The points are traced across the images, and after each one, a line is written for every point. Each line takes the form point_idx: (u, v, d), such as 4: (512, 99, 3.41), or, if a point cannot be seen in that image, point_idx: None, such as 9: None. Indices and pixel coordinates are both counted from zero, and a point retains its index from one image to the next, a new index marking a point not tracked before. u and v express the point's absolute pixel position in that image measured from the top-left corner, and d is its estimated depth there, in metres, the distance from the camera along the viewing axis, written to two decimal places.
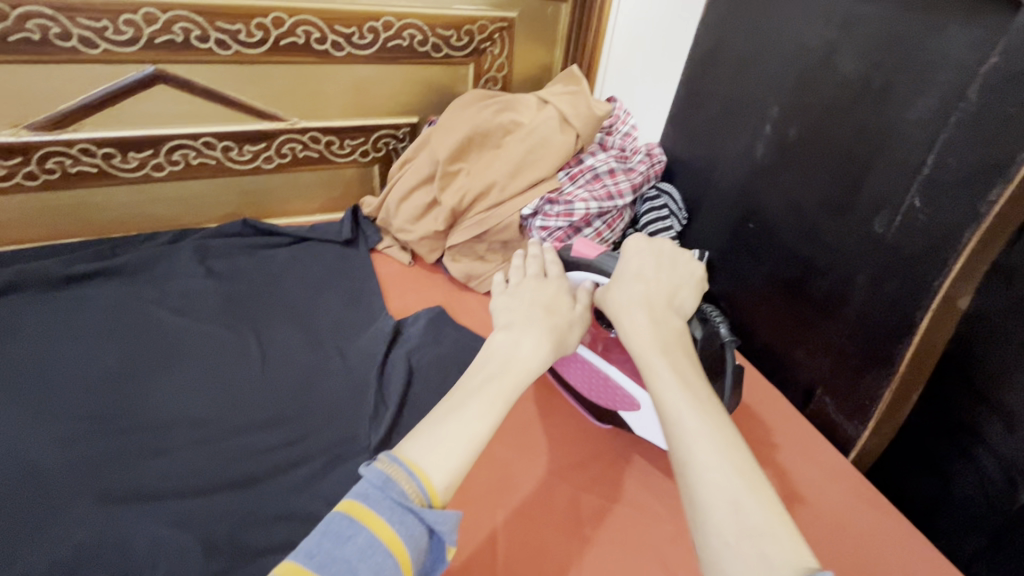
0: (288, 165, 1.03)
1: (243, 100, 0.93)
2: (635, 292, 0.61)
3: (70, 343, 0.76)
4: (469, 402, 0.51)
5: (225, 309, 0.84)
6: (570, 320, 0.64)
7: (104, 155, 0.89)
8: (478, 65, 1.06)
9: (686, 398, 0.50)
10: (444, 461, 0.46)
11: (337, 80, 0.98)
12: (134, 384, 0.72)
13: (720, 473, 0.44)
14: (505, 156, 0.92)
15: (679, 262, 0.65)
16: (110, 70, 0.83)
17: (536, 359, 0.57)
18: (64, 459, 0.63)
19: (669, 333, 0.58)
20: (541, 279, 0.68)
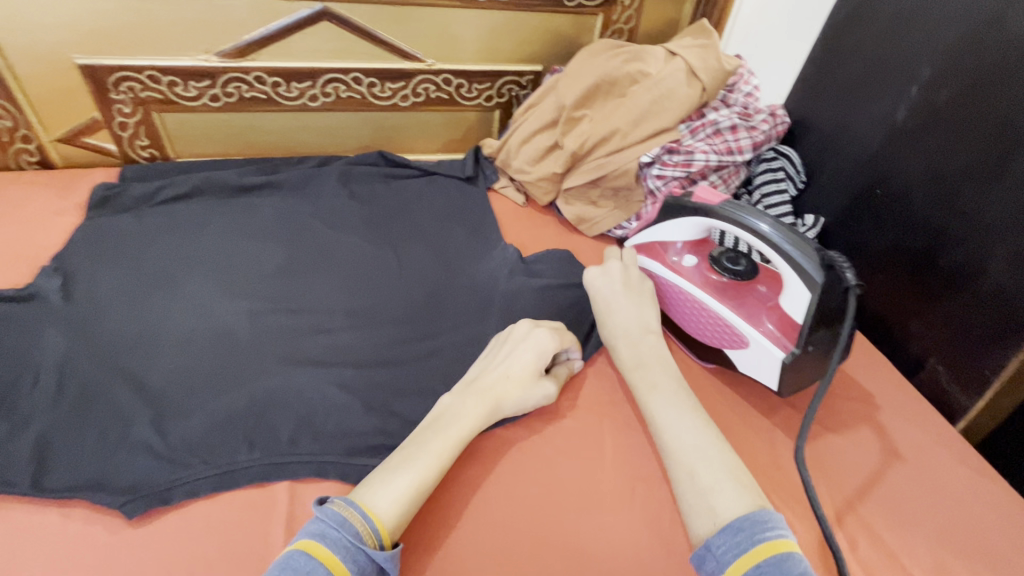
0: (421, 104, 1.11)
1: (391, 40, 1.02)
2: (622, 317, 0.76)
3: (245, 239, 0.90)
4: (427, 446, 0.62)
5: (365, 227, 0.95)
6: (519, 387, 0.69)
7: (272, 84, 1.02)
8: (607, 16, 1.08)
9: (663, 395, 0.67)
10: (390, 496, 0.57)
11: (474, 24, 1.04)
12: (297, 279, 0.85)
13: (683, 453, 0.61)
14: (629, 105, 0.94)
15: (631, 290, 0.79)
16: (286, 6, 0.94)
17: (467, 424, 0.65)
18: (248, 328, 0.77)
19: (651, 344, 0.74)
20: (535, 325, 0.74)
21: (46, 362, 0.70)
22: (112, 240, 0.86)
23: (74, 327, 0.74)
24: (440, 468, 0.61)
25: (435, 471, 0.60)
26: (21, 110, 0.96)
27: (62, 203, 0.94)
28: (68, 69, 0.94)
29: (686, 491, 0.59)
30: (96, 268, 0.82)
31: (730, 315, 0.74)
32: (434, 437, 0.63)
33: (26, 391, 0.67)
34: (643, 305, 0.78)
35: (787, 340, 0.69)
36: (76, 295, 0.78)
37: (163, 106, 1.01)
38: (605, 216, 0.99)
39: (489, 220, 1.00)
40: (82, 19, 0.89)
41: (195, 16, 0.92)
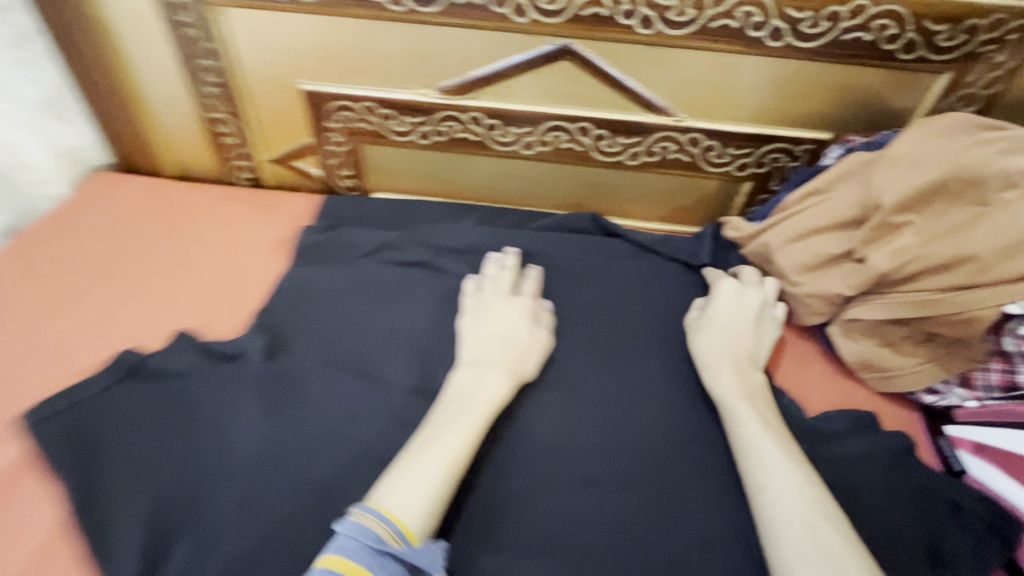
0: (652, 165, 0.90)
1: (638, 88, 0.81)
2: (714, 343, 0.70)
3: (427, 308, 0.76)
4: (452, 425, 0.58)
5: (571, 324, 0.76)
6: (530, 352, 0.68)
7: (488, 126, 0.88)
8: (957, 75, 0.75)
9: (761, 433, 0.60)
10: (416, 502, 0.51)
11: (752, 75, 0.78)
12: (483, 380, 0.69)
13: (798, 503, 0.53)
14: (1000, 222, 0.61)
15: (742, 326, 0.72)
16: (526, 41, 0.78)
17: (494, 393, 0.62)
18: (412, 442, 0.62)
19: (737, 375, 0.67)
20: (509, 298, 0.74)
21: (243, 456, 0.59)
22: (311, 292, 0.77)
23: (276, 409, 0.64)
24: (465, 448, 0.56)
25: (460, 456, 0.56)
26: (246, 128, 0.94)
27: (262, 229, 0.91)
28: (294, 93, 0.89)
29: (796, 545, 0.50)
30: (303, 332, 0.72)
31: None
32: (462, 418, 0.59)
33: (219, 490, 0.57)
34: (745, 334, 0.72)
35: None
36: (283, 361, 0.68)
37: (373, 138, 0.93)
38: (910, 370, 0.68)
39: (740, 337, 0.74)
40: (317, 44, 0.83)
41: (426, 47, 0.81)
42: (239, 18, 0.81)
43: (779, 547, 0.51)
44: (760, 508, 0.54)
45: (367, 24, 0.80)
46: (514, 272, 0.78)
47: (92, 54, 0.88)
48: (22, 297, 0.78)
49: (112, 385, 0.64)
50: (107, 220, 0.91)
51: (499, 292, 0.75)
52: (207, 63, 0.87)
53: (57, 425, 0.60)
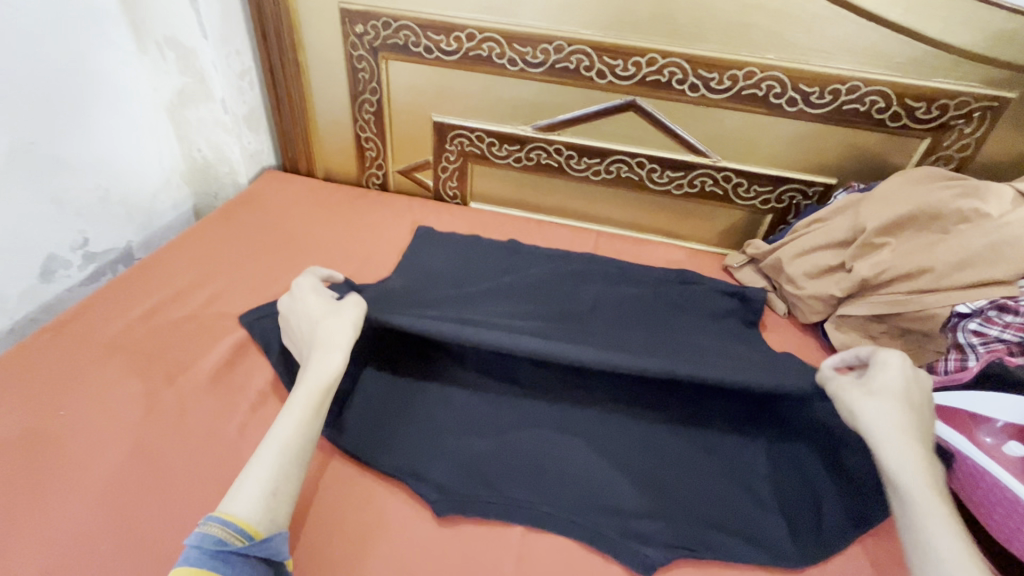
0: (692, 195, 1.15)
1: (685, 134, 1.07)
2: (891, 417, 0.59)
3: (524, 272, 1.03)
4: (288, 406, 0.63)
5: (614, 308, 0.98)
6: (337, 321, 0.72)
7: (567, 156, 1.16)
8: (935, 141, 0.98)
9: (947, 548, 0.51)
10: (247, 497, 0.55)
11: (773, 131, 1.03)
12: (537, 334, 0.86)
13: None
14: (952, 244, 0.81)
15: (913, 399, 0.61)
16: (602, 96, 1.07)
17: (320, 375, 0.66)
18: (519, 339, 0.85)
19: (918, 459, 0.56)
20: (313, 288, 0.78)
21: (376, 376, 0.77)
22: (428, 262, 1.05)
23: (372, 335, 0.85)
24: (303, 428, 0.62)
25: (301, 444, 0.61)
26: (385, 146, 1.26)
27: (390, 220, 1.21)
28: (426, 122, 1.21)
29: None
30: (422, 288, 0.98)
31: None
32: (299, 396, 0.64)
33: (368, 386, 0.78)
34: (925, 415, 0.61)
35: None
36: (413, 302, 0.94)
37: (478, 159, 1.23)
38: (891, 356, 0.88)
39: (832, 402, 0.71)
40: (450, 89, 1.14)
41: (529, 95, 1.11)
42: (399, 68, 1.14)
43: None
44: None
45: (488, 77, 1.11)
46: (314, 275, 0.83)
47: (287, 85, 1.24)
48: (226, 250, 1.09)
49: None
50: (281, 208, 1.23)
51: (303, 289, 0.78)
52: (368, 97, 1.20)
53: (266, 321, 0.88)
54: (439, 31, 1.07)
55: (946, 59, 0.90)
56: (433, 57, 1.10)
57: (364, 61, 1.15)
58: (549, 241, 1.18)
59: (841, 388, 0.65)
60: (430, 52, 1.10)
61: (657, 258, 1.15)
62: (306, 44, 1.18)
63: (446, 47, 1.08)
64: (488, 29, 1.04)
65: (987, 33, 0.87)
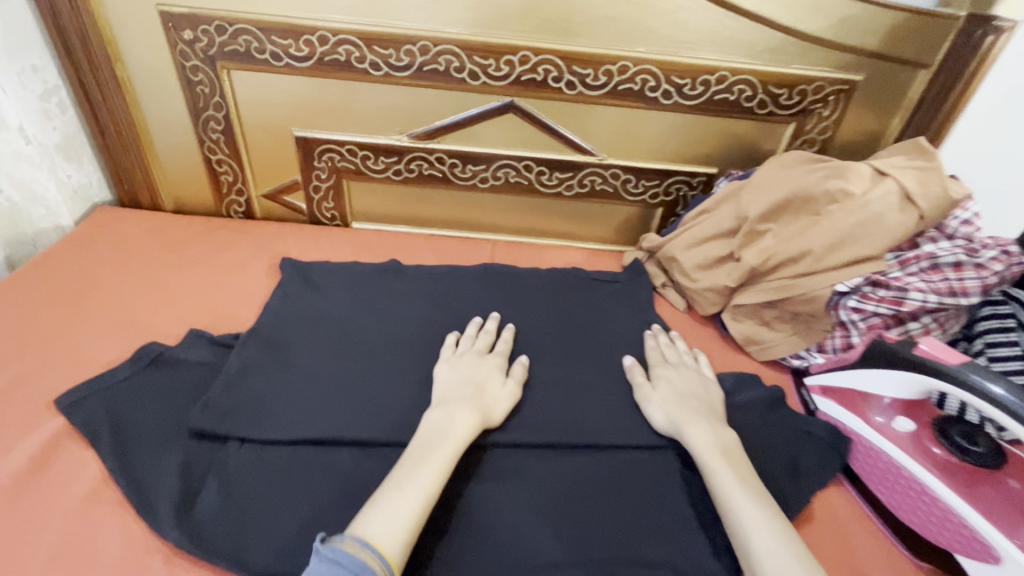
0: (584, 195, 1.11)
1: (568, 133, 1.03)
2: (676, 412, 0.74)
3: (412, 302, 0.94)
4: (426, 462, 0.64)
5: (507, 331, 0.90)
6: (497, 396, 0.75)
7: (450, 165, 1.08)
8: (800, 125, 1.01)
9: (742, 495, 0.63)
10: (390, 529, 0.56)
11: (652, 125, 1.02)
12: (426, 379, 0.79)
13: (780, 559, 0.57)
14: (827, 227, 0.84)
15: (697, 395, 0.77)
16: (478, 98, 1.00)
17: (466, 430, 0.69)
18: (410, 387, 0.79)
19: (708, 433, 0.70)
20: (480, 358, 0.80)
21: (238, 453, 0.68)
22: (301, 298, 0.92)
23: (231, 398, 0.73)
24: (440, 477, 0.63)
25: (432, 487, 0.61)
26: (242, 168, 1.11)
27: (256, 253, 1.05)
28: (286, 139, 1.06)
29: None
30: (293, 330, 0.85)
31: (980, 521, 0.59)
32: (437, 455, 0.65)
33: (233, 458, 0.67)
34: (708, 398, 0.77)
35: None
36: (284, 349, 0.81)
37: (353, 175, 1.11)
38: (779, 341, 0.89)
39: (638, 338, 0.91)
40: (308, 99, 1.01)
41: (399, 102, 1.01)
42: (245, 78, 0.99)
43: None
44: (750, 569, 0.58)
45: (351, 84, 0.99)
46: (487, 340, 0.85)
47: (110, 107, 1.04)
48: (41, 310, 0.88)
49: (133, 373, 0.75)
50: (117, 248, 1.02)
51: (473, 352, 0.81)
52: (212, 113, 1.04)
53: (94, 399, 0.71)
54: (285, 35, 0.94)
55: (800, 46, 0.93)
56: (282, 64, 0.97)
57: (200, 73, 0.99)
58: (442, 257, 1.09)
59: (645, 395, 0.78)
60: (278, 59, 0.96)
61: (556, 263, 1.11)
62: (126, 55, 0.99)
63: (296, 53, 0.96)
64: (342, 30, 0.93)
65: (831, 19, 0.90)
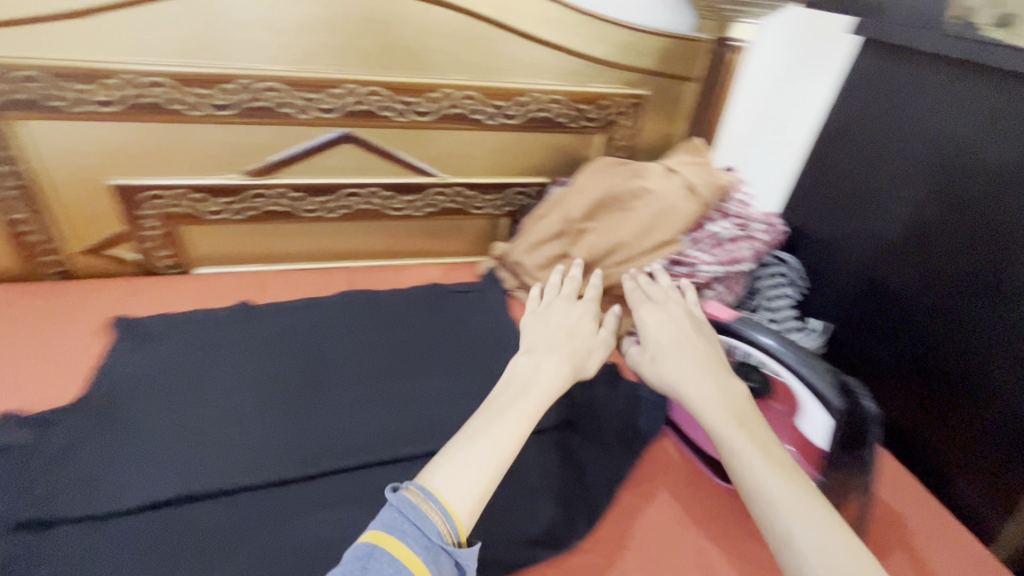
0: (433, 214, 1.18)
1: (407, 157, 1.09)
2: (671, 367, 0.74)
3: (265, 346, 0.93)
4: (503, 418, 0.65)
5: (365, 357, 0.95)
6: (600, 342, 0.84)
7: (293, 199, 1.08)
8: (607, 134, 1.17)
9: (759, 466, 0.60)
10: (462, 489, 0.57)
11: (483, 144, 1.12)
12: (284, 417, 0.81)
13: (800, 536, 0.54)
14: (634, 220, 0.99)
15: (694, 339, 0.77)
16: (312, 131, 1.02)
17: (551, 380, 0.73)
18: (268, 428, 0.80)
19: (716, 398, 0.68)
20: (570, 304, 0.90)
21: (74, 530, 0.64)
22: (138, 358, 0.87)
23: (58, 481, 0.68)
24: (517, 438, 0.64)
25: (505, 453, 0.62)
26: (51, 225, 1.00)
27: (80, 315, 0.96)
28: (101, 189, 0.99)
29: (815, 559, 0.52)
30: (130, 393, 0.81)
31: None
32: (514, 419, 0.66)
33: (65, 537, 0.63)
34: (711, 343, 0.77)
35: (809, 466, 0.70)
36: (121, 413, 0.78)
37: (188, 220, 1.06)
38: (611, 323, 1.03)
39: (494, 344, 1.01)
40: (121, 145, 0.96)
41: (227, 141, 0.99)
42: (40, 127, 0.91)
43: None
44: (779, 546, 0.55)
45: (171, 127, 0.96)
46: (580, 286, 0.94)
47: None
48: None
49: None
50: None
51: (563, 300, 0.90)
52: (1, 168, 0.93)
53: None
54: (84, 79, 0.88)
55: (594, 68, 1.08)
56: (84, 110, 0.91)
57: None
58: (298, 291, 1.08)
59: (641, 359, 0.79)
60: (79, 105, 0.90)
61: (416, 281, 1.16)
62: None
63: (100, 97, 0.90)
64: (151, 72, 0.90)
65: (613, 44, 1.07)
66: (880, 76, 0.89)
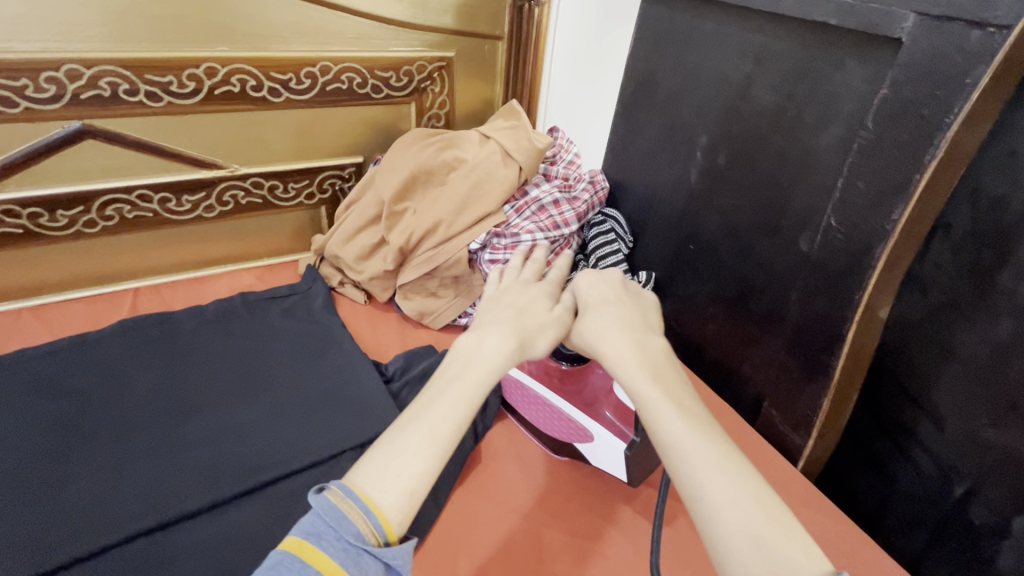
0: (231, 212, 1.01)
1: (179, 150, 0.91)
2: (597, 325, 0.60)
3: (7, 409, 0.74)
4: (444, 398, 0.54)
5: (150, 395, 0.79)
6: (544, 322, 0.63)
7: (30, 217, 0.86)
8: (420, 103, 1.08)
9: (675, 426, 0.50)
10: (395, 487, 0.48)
11: (274, 125, 0.97)
12: (34, 495, 0.66)
13: (736, 509, 0.44)
14: (450, 193, 0.93)
15: (609, 298, 0.64)
16: (32, 128, 0.81)
17: (497, 360, 0.57)
18: (8, 517, 0.63)
19: (632, 352, 0.57)
20: (529, 285, 0.69)
21: None
22: None
23: None
24: (461, 423, 0.53)
25: (442, 443, 0.51)
26: None
27: None
28: None
29: (737, 539, 0.43)
30: None
31: (574, 410, 0.69)
32: (456, 395, 0.54)
33: None
34: (624, 300, 0.64)
35: (626, 428, 0.66)
36: None
37: None
38: (444, 307, 0.96)
39: (314, 350, 0.89)
40: None
41: None
42: None
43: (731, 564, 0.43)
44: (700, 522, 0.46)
45: None
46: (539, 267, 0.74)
47: None
48: None
49: None
50: None
51: (522, 280, 0.71)
52: None
53: None
54: None
55: (388, 30, 0.98)
56: None
57: None
58: (58, 330, 0.88)
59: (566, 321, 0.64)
60: None
61: (223, 293, 1.00)
62: None
63: None
64: None
65: (404, 2, 0.97)
66: (666, 22, 0.89)
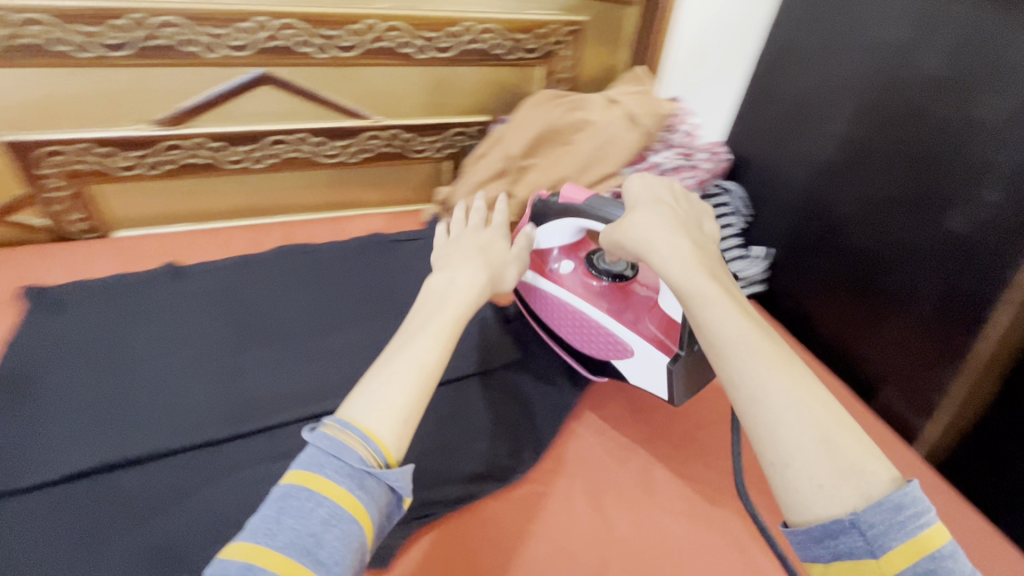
0: (370, 160, 1.11)
1: (336, 99, 1.02)
2: (648, 223, 0.59)
3: (193, 309, 0.88)
4: (422, 331, 0.55)
5: (303, 311, 0.91)
6: (506, 262, 0.69)
7: (213, 150, 1.00)
8: (548, 66, 1.12)
9: (732, 323, 0.49)
10: (388, 413, 0.48)
11: (416, 81, 1.05)
12: (218, 380, 0.78)
13: (790, 413, 0.43)
14: (575, 153, 0.97)
15: (665, 202, 0.62)
16: (224, 72, 0.93)
17: (472, 290, 0.61)
18: (201, 394, 0.76)
19: (687, 250, 0.55)
20: (480, 231, 0.74)
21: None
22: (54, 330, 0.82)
23: None
24: (439, 349, 0.54)
25: (428, 364, 0.52)
26: None
27: None
28: None
29: (797, 441, 0.43)
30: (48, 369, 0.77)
31: (613, 324, 0.71)
32: (434, 332, 0.55)
33: None
34: (683, 207, 0.63)
35: (669, 342, 0.68)
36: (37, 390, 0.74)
37: (96, 178, 0.97)
38: None
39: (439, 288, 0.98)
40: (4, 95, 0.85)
41: (128, 87, 0.90)
42: None
43: (789, 470, 0.42)
44: (755, 423, 0.45)
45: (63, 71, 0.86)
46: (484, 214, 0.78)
47: None
48: None
49: None
50: None
51: (472, 225, 0.75)
52: None
53: None
54: None
55: None
56: None
57: None
58: (229, 250, 1.02)
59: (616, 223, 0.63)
60: None
61: (357, 233, 1.11)
62: None
63: None
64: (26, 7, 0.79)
65: None
66: None
